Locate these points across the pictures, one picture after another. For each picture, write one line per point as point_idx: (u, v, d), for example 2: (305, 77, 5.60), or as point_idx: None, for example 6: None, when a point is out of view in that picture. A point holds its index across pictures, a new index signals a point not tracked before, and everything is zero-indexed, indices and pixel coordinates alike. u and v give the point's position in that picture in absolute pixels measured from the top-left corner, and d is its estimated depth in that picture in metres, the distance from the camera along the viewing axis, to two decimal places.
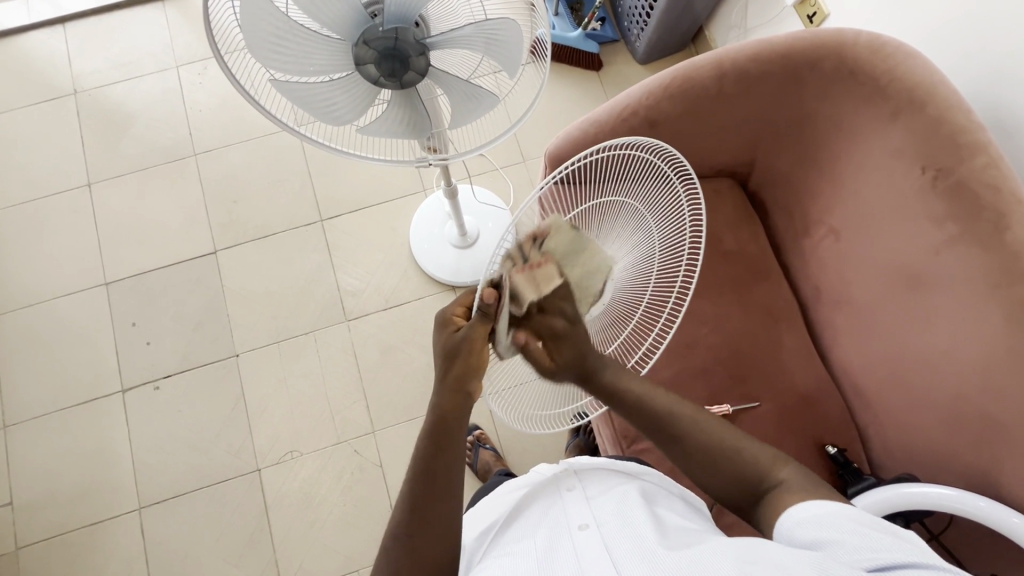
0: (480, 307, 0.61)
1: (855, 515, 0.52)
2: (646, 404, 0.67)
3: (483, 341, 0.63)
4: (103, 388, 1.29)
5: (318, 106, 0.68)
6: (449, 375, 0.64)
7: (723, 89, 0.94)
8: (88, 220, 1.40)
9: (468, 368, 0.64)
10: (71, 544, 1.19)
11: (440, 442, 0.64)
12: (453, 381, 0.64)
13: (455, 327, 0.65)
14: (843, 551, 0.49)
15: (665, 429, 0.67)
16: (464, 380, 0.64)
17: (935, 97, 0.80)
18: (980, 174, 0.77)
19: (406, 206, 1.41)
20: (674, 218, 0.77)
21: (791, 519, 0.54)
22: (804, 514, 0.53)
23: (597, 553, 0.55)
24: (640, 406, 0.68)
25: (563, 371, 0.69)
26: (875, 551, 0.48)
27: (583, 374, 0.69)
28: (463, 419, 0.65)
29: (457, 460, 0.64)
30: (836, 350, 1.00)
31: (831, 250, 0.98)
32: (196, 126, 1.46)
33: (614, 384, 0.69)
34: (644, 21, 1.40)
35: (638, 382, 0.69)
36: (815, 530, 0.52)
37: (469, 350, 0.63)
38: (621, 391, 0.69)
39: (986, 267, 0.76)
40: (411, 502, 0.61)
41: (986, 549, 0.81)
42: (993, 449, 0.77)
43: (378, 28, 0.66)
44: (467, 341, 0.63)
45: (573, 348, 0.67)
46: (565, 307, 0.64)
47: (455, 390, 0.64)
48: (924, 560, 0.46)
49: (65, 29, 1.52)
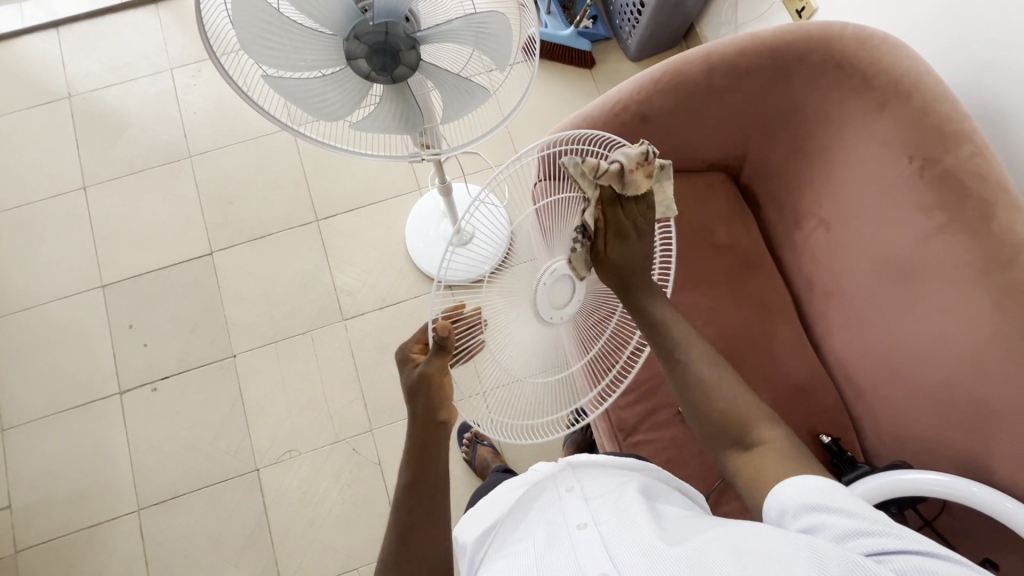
0: (436, 341, 0.61)
1: (849, 498, 0.51)
2: (665, 333, 0.66)
3: (441, 372, 0.63)
4: (100, 391, 1.29)
5: (310, 102, 0.69)
6: (417, 413, 0.64)
7: (714, 83, 0.95)
8: (83, 222, 1.40)
9: (432, 404, 0.64)
10: (69, 546, 1.19)
11: (420, 469, 0.65)
12: (422, 416, 0.64)
13: (414, 363, 0.64)
14: (834, 533, 0.49)
15: (674, 357, 0.66)
16: (431, 414, 0.64)
17: (921, 86, 0.82)
18: (966, 161, 0.78)
19: (400, 205, 1.41)
20: None
21: (783, 498, 0.54)
22: (801, 490, 0.53)
23: (594, 552, 0.55)
24: (659, 332, 0.67)
25: (606, 273, 0.69)
26: (866, 535, 0.48)
27: (623, 284, 0.68)
28: (436, 443, 0.65)
29: (437, 483, 0.65)
30: (828, 339, 1.01)
31: (821, 241, 0.99)
32: (191, 128, 1.46)
33: (646, 305, 0.68)
34: (635, 19, 1.41)
35: (667, 310, 0.69)
36: (810, 511, 0.51)
37: (429, 387, 0.63)
38: (647, 312, 0.68)
39: (974, 253, 0.78)
40: (399, 516, 0.65)
41: (980, 533, 0.82)
42: (985, 433, 0.78)
43: (368, 22, 0.67)
44: (425, 376, 0.62)
45: (631, 256, 0.68)
46: (642, 220, 0.68)
47: (425, 424, 0.64)
48: (917, 544, 0.47)
49: (58, 32, 1.53)
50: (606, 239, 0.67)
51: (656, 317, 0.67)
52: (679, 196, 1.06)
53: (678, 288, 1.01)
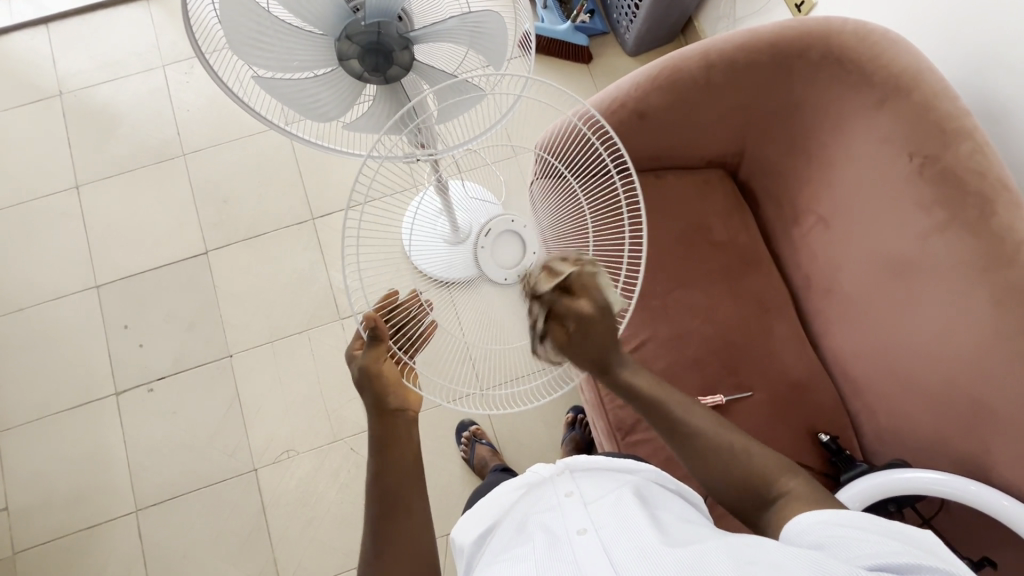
0: (369, 330, 0.64)
1: (860, 522, 0.52)
2: (658, 410, 0.65)
3: (379, 362, 0.65)
4: (95, 392, 1.28)
5: (302, 102, 0.68)
6: (372, 407, 0.64)
7: (712, 80, 0.94)
8: (77, 222, 1.39)
9: (378, 395, 0.64)
10: (67, 547, 1.19)
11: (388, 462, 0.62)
12: (374, 407, 0.64)
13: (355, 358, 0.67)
14: (846, 551, 0.49)
15: (678, 429, 0.65)
16: (381, 403, 0.64)
17: (921, 82, 0.81)
18: (966, 159, 0.77)
19: (397, 202, 1.40)
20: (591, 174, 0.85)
21: (803, 522, 0.54)
22: (813, 519, 0.54)
23: (592, 558, 0.54)
24: (654, 409, 0.65)
25: (579, 360, 0.63)
26: (874, 553, 0.48)
27: (600, 367, 0.64)
28: (397, 433, 0.64)
29: (409, 473, 0.62)
30: (827, 337, 1.00)
31: (820, 238, 0.98)
32: (184, 126, 1.45)
33: (627, 381, 0.65)
34: (633, 13, 1.40)
35: (645, 376, 0.66)
36: (820, 535, 0.52)
37: (370, 378, 0.64)
38: (631, 388, 0.65)
39: (973, 252, 0.77)
40: (374, 510, 0.61)
41: (978, 531, 0.82)
42: (984, 432, 0.78)
43: (360, 22, 0.65)
44: (364, 367, 0.64)
45: (601, 341, 0.61)
46: (596, 294, 0.60)
47: (379, 416, 0.64)
48: (926, 563, 0.46)
49: (48, 29, 1.51)
50: (567, 329, 0.60)
51: (636, 390, 0.65)
52: (677, 193, 1.05)
53: (676, 286, 1.00)
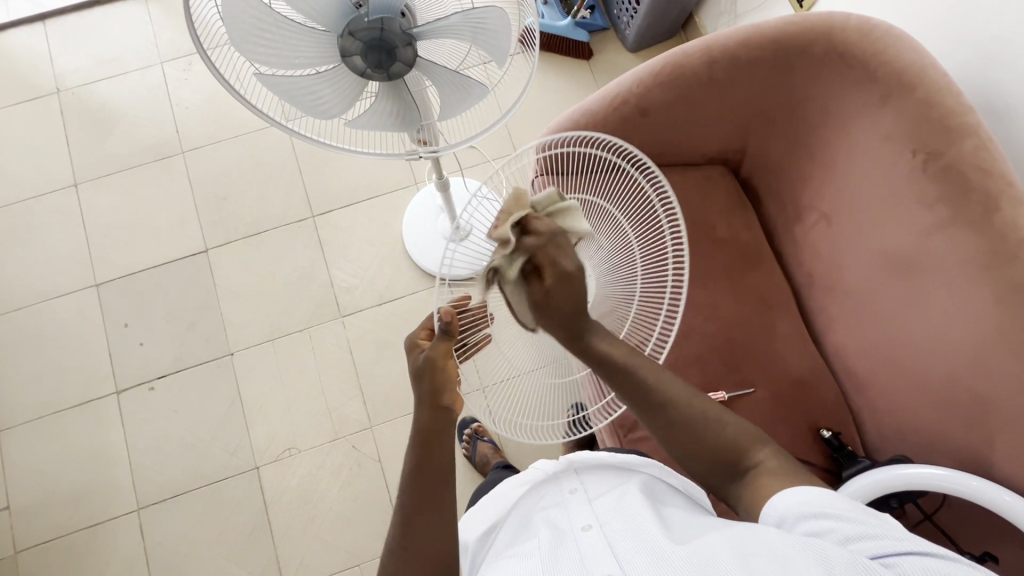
0: (442, 326, 0.62)
1: (845, 504, 0.52)
2: (633, 374, 0.64)
3: (446, 357, 0.64)
4: (96, 391, 1.28)
5: (305, 101, 0.67)
6: (424, 396, 0.64)
7: (714, 76, 0.93)
8: (75, 220, 1.38)
9: (437, 387, 0.64)
10: (69, 547, 1.19)
11: (427, 456, 0.63)
12: (428, 398, 0.64)
13: (421, 348, 0.66)
14: (838, 537, 0.49)
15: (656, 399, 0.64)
16: (438, 397, 0.64)
17: (925, 78, 0.80)
18: (969, 155, 0.77)
19: (398, 200, 1.40)
20: (644, 209, 0.78)
21: (787, 504, 0.54)
22: (799, 499, 0.54)
23: (598, 554, 0.54)
24: (627, 375, 0.64)
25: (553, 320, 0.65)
26: (871, 539, 0.48)
27: (573, 330, 0.65)
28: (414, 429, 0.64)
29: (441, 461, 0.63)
30: (829, 334, 1.01)
31: (823, 234, 0.98)
32: (182, 124, 1.44)
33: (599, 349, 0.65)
34: (634, 9, 1.39)
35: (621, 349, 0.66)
36: (810, 516, 0.52)
37: (434, 370, 0.63)
38: (607, 357, 0.65)
39: (976, 248, 0.77)
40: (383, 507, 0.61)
41: (979, 526, 0.82)
42: (986, 428, 0.78)
43: (363, 19, 0.66)
44: (432, 360, 0.63)
45: (572, 299, 0.65)
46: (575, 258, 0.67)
47: (432, 407, 0.64)
48: (922, 547, 0.47)
49: (45, 25, 1.50)
50: (543, 283, 0.64)
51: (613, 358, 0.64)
52: (679, 190, 1.05)
53: None
